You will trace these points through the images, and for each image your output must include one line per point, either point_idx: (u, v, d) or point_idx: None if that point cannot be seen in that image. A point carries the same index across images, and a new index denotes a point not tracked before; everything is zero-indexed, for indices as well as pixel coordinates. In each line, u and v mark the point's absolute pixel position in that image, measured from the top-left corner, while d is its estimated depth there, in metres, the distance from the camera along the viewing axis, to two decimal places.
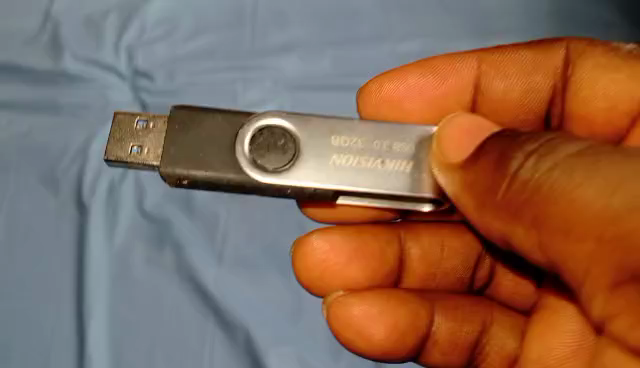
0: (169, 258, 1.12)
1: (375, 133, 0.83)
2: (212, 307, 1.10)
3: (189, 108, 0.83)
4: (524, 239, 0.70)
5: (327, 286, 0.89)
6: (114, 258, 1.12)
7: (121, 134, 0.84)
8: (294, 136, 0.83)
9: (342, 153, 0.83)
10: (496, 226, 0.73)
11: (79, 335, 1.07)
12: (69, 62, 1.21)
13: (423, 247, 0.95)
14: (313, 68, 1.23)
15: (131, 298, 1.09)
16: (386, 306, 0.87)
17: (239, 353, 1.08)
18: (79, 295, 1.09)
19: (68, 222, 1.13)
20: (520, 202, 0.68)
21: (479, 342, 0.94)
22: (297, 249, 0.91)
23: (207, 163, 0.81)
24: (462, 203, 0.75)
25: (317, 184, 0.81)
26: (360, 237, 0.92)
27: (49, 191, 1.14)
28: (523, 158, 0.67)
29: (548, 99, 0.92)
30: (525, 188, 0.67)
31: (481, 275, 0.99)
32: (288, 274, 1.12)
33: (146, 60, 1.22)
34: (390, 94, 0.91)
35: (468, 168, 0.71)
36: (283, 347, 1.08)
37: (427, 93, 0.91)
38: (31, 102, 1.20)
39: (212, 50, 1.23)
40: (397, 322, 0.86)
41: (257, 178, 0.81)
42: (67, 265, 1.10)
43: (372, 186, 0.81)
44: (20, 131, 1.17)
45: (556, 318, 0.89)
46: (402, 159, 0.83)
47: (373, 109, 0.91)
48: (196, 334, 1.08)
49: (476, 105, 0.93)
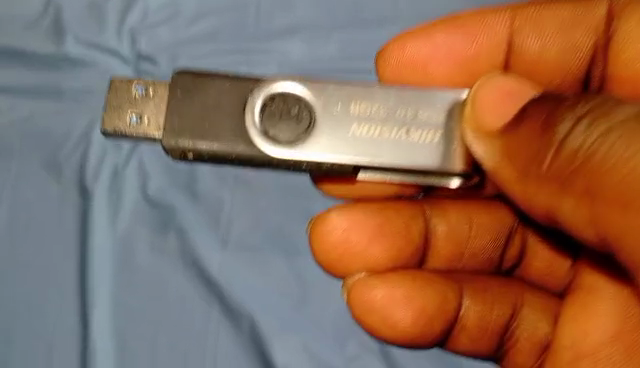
0: (173, 244, 1.08)
1: (398, 100, 0.76)
2: (217, 294, 1.06)
3: (193, 72, 0.75)
4: (572, 213, 0.66)
5: (347, 268, 0.83)
6: (116, 246, 1.07)
7: (117, 102, 0.75)
8: (308, 103, 0.76)
9: (363, 122, 0.76)
10: (538, 198, 0.69)
11: (82, 322, 1.04)
12: (71, 45, 1.15)
13: (450, 224, 0.88)
14: (319, 52, 1.16)
15: (133, 286, 1.05)
16: (411, 290, 0.81)
17: (245, 342, 1.05)
18: (81, 277, 1.06)
19: (71, 208, 1.08)
20: (569, 171, 0.64)
21: (509, 326, 0.88)
22: (315, 228, 0.84)
23: (214, 134, 0.73)
24: (499, 173, 0.70)
25: (336, 158, 0.75)
26: (382, 213, 0.84)
27: (52, 176, 1.09)
28: (573, 122, 0.62)
29: (588, 61, 0.84)
30: (575, 156, 0.62)
31: (510, 253, 0.92)
32: (295, 262, 1.08)
33: (149, 44, 1.15)
34: (414, 54, 0.84)
35: (510, 135, 0.67)
36: (289, 337, 1.05)
37: (456, 51, 0.84)
38: (32, 87, 1.14)
39: (216, 32, 1.16)
40: (425, 307, 0.81)
41: (268, 151, 0.74)
42: (69, 247, 1.06)
43: (396, 159, 0.75)
44: (20, 116, 1.12)
45: (590, 298, 0.83)
46: (429, 129, 0.76)
47: (397, 71, 0.84)
48: (201, 320, 1.05)
49: (509, 65, 0.86)
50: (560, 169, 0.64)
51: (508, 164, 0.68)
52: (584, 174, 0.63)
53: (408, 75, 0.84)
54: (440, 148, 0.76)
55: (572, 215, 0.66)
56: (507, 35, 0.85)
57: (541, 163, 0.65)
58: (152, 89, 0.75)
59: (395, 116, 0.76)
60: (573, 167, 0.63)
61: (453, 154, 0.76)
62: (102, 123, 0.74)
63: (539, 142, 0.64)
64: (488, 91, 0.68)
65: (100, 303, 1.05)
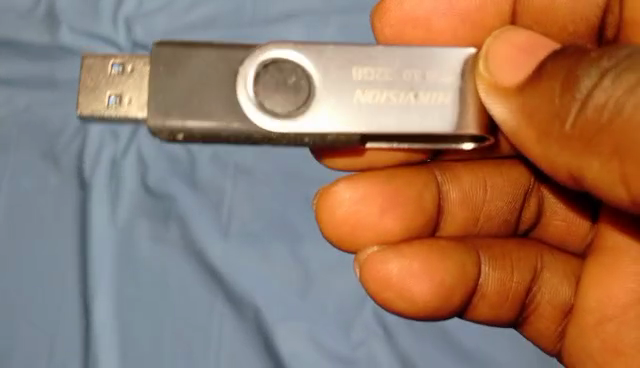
0: (175, 233, 1.18)
1: (403, 62, 0.71)
2: (218, 283, 1.15)
3: (177, 43, 0.69)
4: (601, 173, 0.65)
5: (358, 242, 0.79)
6: (120, 239, 1.17)
7: (93, 81, 0.69)
8: (306, 70, 0.70)
9: (367, 87, 0.71)
10: (561, 160, 0.68)
11: (85, 308, 1.14)
12: (65, 34, 1.25)
13: (464, 190, 0.83)
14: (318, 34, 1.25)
15: (137, 280, 1.15)
16: (429, 262, 0.76)
17: (248, 328, 1.14)
18: (83, 273, 1.15)
19: (70, 199, 1.19)
20: (594, 128, 0.63)
21: (530, 291, 0.85)
22: (322, 201, 0.79)
23: (205, 111, 0.68)
24: (520, 136, 0.71)
25: (341, 128, 0.70)
26: (392, 183, 0.79)
27: (50, 165, 1.20)
28: (597, 78, 0.62)
29: (602, 6, 0.79)
30: (601, 112, 0.62)
31: (528, 213, 0.88)
32: (297, 249, 1.17)
33: (145, 30, 1.25)
34: (413, 9, 0.81)
35: (529, 93, 0.67)
36: (296, 323, 1.14)
37: (458, 6, 0.81)
38: (31, 77, 1.24)
39: (214, 19, 1.26)
40: (444, 279, 0.76)
41: (267, 126, 0.69)
42: (70, 232, 1.17)
43: (405, 126, 0.70)
44: (19, 107, 1.23)
45: (613, 256, 0.79)
46: (438, 91, 0.71)
47: (396, 28, 0.81)
48: (203, 311, 1.14)
49: (517, 16, 0.82)
50: (584, 127, 0.63)
51: (528, 125, 0.69)
52: (609, 132, 0.62)
53: (409, 31, 0.81)
54: (452, 110, 0.71)
55: (599, 177, 0.65)
56: None
57: (562, 122, 0.65)
58: (130, 65, 0.69)
59: (401, 79, 0.71)
60: (598, 125, 0.62)
61: (466, 116, 0.71)
62: (78, 106, 0.69)
63: (559, 99, 0.64)
64: (502, 47, 0.69)
65: (102, 296, 1.14)
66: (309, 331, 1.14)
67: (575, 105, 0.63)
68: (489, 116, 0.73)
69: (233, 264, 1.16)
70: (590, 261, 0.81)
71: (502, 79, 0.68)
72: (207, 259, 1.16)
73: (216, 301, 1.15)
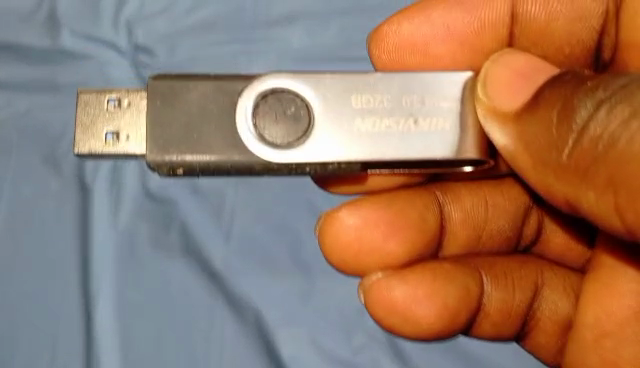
0: (176, 237, 1.13)
1: (401, 89, 0.72)
2: (221, 288, 1.11)
3: (174, 75, 0.69)
4: (596, 204, 0.66)
5: (362, 267, 0.79)
6: (119, 243, 1.12)
7: (89, 117, 0.69)
8: (305, 100, 0.71)
9: (366, 115, 0.71)
10: (558, 188, 0.70)
11: (86, 314, 1.10)
12: (66, 38, 1.19)
13: (465, 209, 0.84)
14: (320, 40, 1.21)
15: (138, 283, 1.11)
16: (433, 287, 0.78)
17: (250, 333, 1.10)
18: (84, 279, 1.11)
19: (69, 203, 1.13)
20: (590, 160, 0.64)
21: (531, 307, 0.85)
22: (324, 228, 0.80)
23: (205, 145, 0.69)
24: (518, 162, 0.72)
25: (340, 157, 0.71)
26: (393, 206, 0.80)
27: (52, 171, 1.15)
28: (593, 109, 0.64)
29: (598, 30, 0.83)
30: (596, 144, 0.64)
31: (528, 231, 0.88)
32: (299, 256, 1.13)
33: (146, 35, 1.20)
34: (411, 34, 0.83)
35: (527, 121, 0.69)
36: (297, 328, 1.10)
37: (455, 30, 0.83)
38: (30, 82, 1.19)
39: (214, 22, 1.20)
40: (448, 303, 0.78)
41: (268, 157, 0.70)
42: (69, 237, 1.12)
43: (404, 153, 0.71)
44: (19, 111, 1.17)
45: (609, 275, 0.80)
46: (437, 117, 0.71)
47: (394, 54, 0.83)
48: (206, 314, 1.10)
49: (514, 38, 0.84)
50: (580, 158, 0.65)
51: (525, 153, 0.70)
52: (605, 163, 0.63)
53: (408, 57, 0.83)
54: (451, 136, 0.71)
55: (596, 207, 0.66)
56: (508, 7, 0.83)
57: (559, 151, 0.67)
58: (126, 99, 0.70)
59: (400, 106, 0.71)
60: (593, 156, 0.64)
61: (464, 142, 0.72)
62: (76, 143, 0.69)
63: (557, 130, 0.66)
64: (501, 73, 0.71)
65: (104, 302, 1.10)
66: (310, 335, 1.10)
67: (572, 136, 0.65)
68: (487, 140, 0.73)
69: (235, 268, 1.12)
70: (589, 278, 0.81)
71: (501, 105, 0.69)
72: (207, 263, 1.12)
73: (217, 304, 1.11)
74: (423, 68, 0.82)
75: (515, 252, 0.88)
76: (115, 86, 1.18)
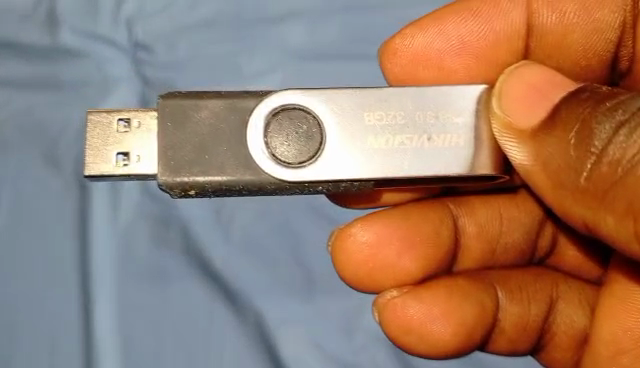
0: (175, 237, 1.10)
1: (415, 104, 0.69)
2: (222, 290, 1.08)
3: (185, 94, 0.68)
4: (615, 228, 0.66)
5: (377, 284, 0.80)
6: (120, 241, 1.10)
7: (99, 138, 0.68)
8: (316, 117, 0.69)
9: (379, 132, 0.69)
10: (575, 210, 0.69)
11: (86, 323, 1.07)
12: (66, 36, 1.17)
13: (479, 223, 0.85)
14: (321, 37, 1.19)
15: (136, 280, 1.09)
16: (449, 306, 0.79)
17: (252, 335, 1.07)
18: (84, 278, 1.09)
19: (70, 201, 1.11)
20: (609, 184, 0.64)
21: (546, 320, 0.86)
22: (338, 244, 0.80)
23: (216, 165, 0.67)
24: (534, 181, 0.71)
25: (354, 175, 0.69)
26: (408, 222, 0.80)
27: (51, 170, 1.12)
28: (611, 132, 0.63)
29: (615, 41, 0.84)
30: (615, 168, 0.63)
31: (543, 242, 0.88)
32: (301, 256, 1.10)
33: (146, 32, 1.18)
34: (424, 48, 0.84)
35: (544, 139, 0.68)
36: (299, 330, 1.07)
37: (468, 41, 0.83)
38: (29, 80, 1.16)
39: (213, 20, 1.18)
40: (464, 321, 0.79)
41: (280, 176, 0.68)
42: (69, 240, 1.10)
43: (419, 170, 0.69)
44: (19, 109, 1.15)
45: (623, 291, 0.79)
46: (452, 132, 0.69)
47: (407, 67, 0.84)
48: (205, 315, 1.08)
49: (530, 50, 0.84)
50: (598, 180, 0.64)
51: (542, 172, 0.69)
52: (624, 188, 0.63)
53: (421, 71, 0.84)
54: (466, 152, 0.69)
55: (615, 232, 0.66)
56: (524, 19, 0.84)
57: (577, 173, 0.66)
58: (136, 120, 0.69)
59: (414, 122, 0.69)
60: (612, 180, 0.63)
61: (479, 159, 0.70)
62: (86, 164, 0.67)
63: (575, 152, 0.65)
64: (516, 88, 0.69)
65: (105, 302, 1.08)
66: (313, 336, 1.07)
67: (590, 159, 0.64)
68: (504, 155, 0.71)
69: (236, 267, 1.09)
70: (605, 291, 0.81)
71: (518, 123, 0.68)
72: (207, 265, 1.09)
73: (218, 308, 1.08)
74: (438, 82, 0.83)
75: (529, 265, 0.89)
76: (116, 84, 1.16)
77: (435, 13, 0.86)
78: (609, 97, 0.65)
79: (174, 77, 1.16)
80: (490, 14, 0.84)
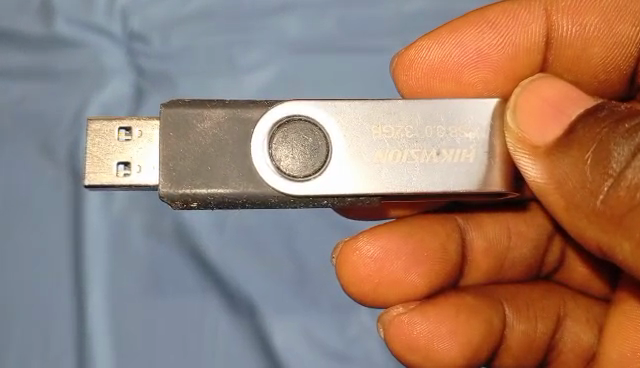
0: (169, 226, 1.17)
1: (425, 117, 0.67)
2: (215, 283, 1.15)
3: (188, 102, 0.65)
4: (631, 256, 0.65)
5: (384, 300, 0.79)
6: (111, 229, 1.17)
7: (99, 147, 0.66)
8: (323, 130, 0.66)
9: (387, 145, 0.66)
10: (590, 234, 0.68)
11: (79, 305, 1.15)
12: (60, 25, 1.23)
13: (487, 237, 0.84)
14: (316, 30, 1.24)
15: (129, 270, 1.15)
16: (457, 325, 0.79)
17: (244, 325, 1.15)
18: (76, 263, 1.16)
19: (63, 192, 1.18)
20: (626, 209, 0.63)
21: (553, 339, 0.86)
22: (344, 258, 0.79)
23: (219, 177, 0.65)
24: (548, 200, 0.70)
25: (361, 190, 0.66)
26: (415, 236, 0.80)
27: (45, 158, 1.19)
28: (630, 155, 0.62)
29: (636, 55, 0.82)
30: (633, 193, 0.62)
31: (551, 258, 0.89)
32: (298, 254, 1.16)
33: (141, 22, 1.23)
34: (440, 60, 0.82)
35: (560, 158, 0.66)
36: (289, 322, 1.14)
37: (488, 52, 0.82)
38: (26, 68, 1.22)
39: (209, 12, 1.23)
40: (471, 340, 0.79)
41: (285, 190, 0.66)
42: (63, 230, 1.17)
43: (428, 186, 0.66)
44: (14, 98, 1.21)
45: (625, 308, 0.79)
46: (463, 148, 0.66)
47: (422, 81, 0.83)
48: (198, 308, 1.15)
49: (548, 64, 0.83)
50: (615, 204, 0.63)
51: (556, 192, 0.68)
52: None
53: (437, 84, 0.83)
54: (478, 170, 0.67)
55: (632, 261, 0.65)
56: (543, 30, 0.82)
57: (593, 195, 0.65)
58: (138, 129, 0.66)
59: (424, 136, 0.66)
60: (629, 205, 0.63)
61: (490, 175, 0.67)
62: (86, 174, 0.65)
63: (591, 174, 0.64)
64: (531, 102, 0.67)
65: (96, 287, 1.15)
66: (305, 327, 1.14)
67: (607, 181, 0.63)
68: (515, 172, 0.68)
69: (229, 261, 1.15)
70: (614, 309, 0.80)
71: (532, 138, 0.66)
72: (202, 255, 1.16)
73: (213, 299, 1.15)
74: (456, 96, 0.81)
75: (536, 280, 0.90)
76: (111, 75, 1.22)
77: (451, 23, 0.84)
78: (628, 117, 0.64)
79: (170, 68, 1.22)
80: (509, 25, 0.82)
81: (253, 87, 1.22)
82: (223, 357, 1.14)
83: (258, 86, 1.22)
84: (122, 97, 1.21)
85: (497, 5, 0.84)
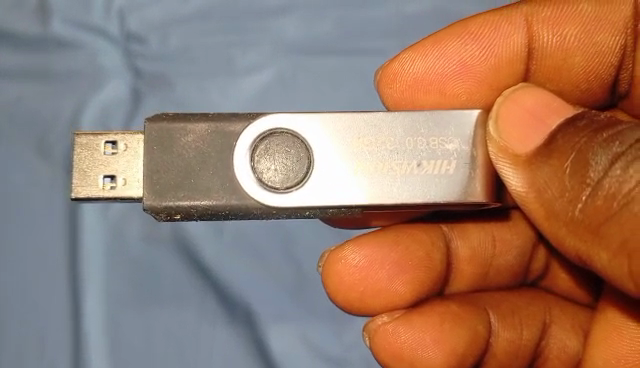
0: (166, 229, 1.17)
1: (406, 129, 0.67)
2: (210, 285, 1.17)
3: (172, 117, 0.66)
4: (608, 265, 0.65)
5: (370, 307, 0.82)
6: (108, 231, 1.18)
7: (86, 160, 0.67)
8: (305, 142, 0.67)
9: (369, 158, 0.67)
10: (568, 241, 0.68)
11: (75, 303, 1.16)
12: (57, 25, 1.24)
13: (472, 246, 0.88)
14: (314, 31, 1.25)
15: (125, 271, 1.16)
16: (441, 334, 0.81)
17: (239, 326, 1.16)
18: (72, 262, 1.17)
19: (59, 192, 1.20)
20: (604, 218, 0.63)
21: (539, 344, 0.90)
22: (330, 266, 0.82)
23: (202, 190, 0.66)
24: (529, 208, 0.71)
25: (342, 201, 0.67)
26: (400, 245, 0.83)
27: (43, 159, 1.21)
28: (608, 164, 0.62)
29: (616, 64, 0.84)
30: (611, 201, 0.62)
31: (535, 266, 0.93)
32: (295, 257, 1.17)
33: (138, 23, 1.24)
34: (424, 72, 0.83)
35: (540, 167, 0.67)
36: (284, 324, 1.15)
37: (472, 63, 0.82)
38: (23, 69, 1.23)
39: (207, 13, 1.24)
40: (455, 347, 0.80)
41: (267, 202, 0.67)
42: (60, 230, 1.18)
43: (408, 197, 0.66)
44: (12, 98, 1.22)
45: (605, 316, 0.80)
46: (443, 160, 0.67)
47: (407, 93, 0.84)
48: (194, 309, 1.16)
49: (530, 74, 0.84)
50: (592, 213, 0.64)
51: (536, 201, 0.68)
52: (620, 223, 0.62)
53: (422, 96, 0.83)
54: (459, 181, 0.67)
55: (608, 269, 0.65)
56: (525, 40, 0.82)
57: (572, 203, 0.65)
58: (124, 142, 0.67)
59: (405, 148, 0.67)
60: (607, 214, 0.63)
61: (472, 186, 0.67)
62: (72, 187, 0.67)
63: (570, 182, 0.65)
64: (512, 112, 0.68)
65: (93, 287, 1.16)
66: (300, 328, 1.15)
67: (585, 189, 0.64)
68: (496, 182, 0.69)
69: (222, 263, 1.16)
70: (599, 317, 0.81)
71: (514, 148, 0.66)
72: (198, 257, 1.17)
73: (209, 301, 1.16)
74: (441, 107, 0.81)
75: (522, 287, 0.94)
76: (108, 75, 1.24)
77: (434, 34, 0.85)
78: (605, 127, 0.65)
79: (165, 70, 1.23)
80: (491, 36, 0.83)
81: (250, 90, 1.23)
82: (219, 358, 1.15)
83: (255, 90, 1.23)
84: (119, 99, 1.23)
85: (479, 15, 0.85)
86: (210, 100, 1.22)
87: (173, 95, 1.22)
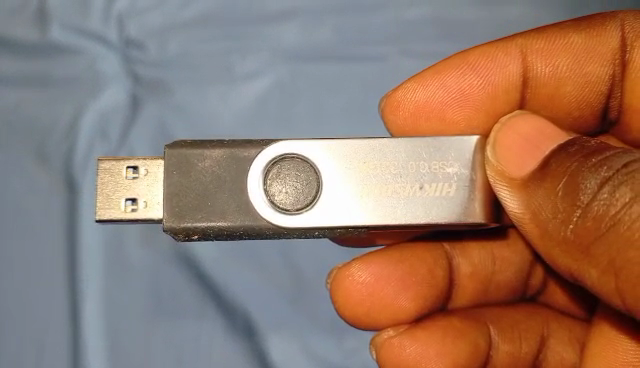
0: (166, 235, 1.21)
1: (409, 153, 0.72)
2: (210, 292, 1.20)
3: (190, 143, 0.71)
4: (599, 281, 0.69)
5: (376, 321, 0.87)
6: (107, 235, 1.22)
7: (109, 185, 0.71)
8: (314, 166, 0.72)
9: (374, 180, 0.71)
10: (561, 260, 0.72)
11: (72, 304, 1.20)
12: (56, 32, 1.29)
13: (472, 263, 0.93)
14: (311, 38, 1.31)
15: (125, 277, 1.21)
16: (444, 347, 0.85)
17: (238, 332, 1.20)
18: (71, 265, 1.21)
19: (59, 198, 1.24)
20: (593, 238, 0.66)
21: (537, 356, 0.94)
22: (337, 281, 0.87)
23: (218, 211, 0.70)
24: (526, 229, 0.75)
25: (349, 222, 0.71)
26: (404, 262, 0.88)
27: (44, 167, 1.25)
28: (597, 187, 0.65)
29: (606, 92, 0.89)
30: (599, 223, 0.65)
31: (534, 282, 0.98)
32: (296, 268, 1.21)
33: (137, 29, 1.29)
34: (425, 101, 0.89)
35: (534, 190, 0.71)
36: (283, 331, 1.19)
37: (471, 91, 0.88)
38: (23, 75, 1.28)
39: (207, 19, 1.30)
40: (457, 359, 0.85)
41: (278, 221, 0.71)
42: (59, 234, 1.22)
43: (411, 218, 0.71)
44: (12, 104, 1.27)
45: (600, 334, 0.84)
46: (444, 183, 0.71)
47: (409, 120, 0.89)
48: (195, 315, 1.20)
49: (525, 101, 0.90)
50: (583, 233, 0.67)
51: (531, 222, 0.73)
52: (609, 244, 0.65)
53: (423, 122, 0.89)
54: (459, 203, 0.71)
55: (599, 285, 0.69)
56: (520, 70, 0.88)
57: (564, 224, 0.69)
58: (145, 167, 0.72)
59: (408, 172, 0.71)
60: (595, 234, 0.66)
61: (472, 208, 0.71)
62: (95, 209, 0.71)
63: (562, 203, 0.68)
64: (509, 139, 0.72)
65: (92, 290, 1.20)
66: (298, 333, 1.19)
67: (576, 211, 0.67)
68: (493, 204, 0.73)
69: (223, 270, 1.20)
70: (596, 332, 0.85)
71: (511, 172, 0.71)
72: (198, 262, 1.21)
73: (210, 308, 1.20)
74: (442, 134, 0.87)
75: (521, 301, 0.99)
76: (107, 80, 1.28)
77: (434, 65, 0.91)
78: (596, 152, 0.68)
79: (164, 75, 1.28)
80: (488, 67, 0.88)
81: (251, 97, 1.28)
82: (219, 362, 1.19)
83: (254, 95, 1.28)
84: (117, 106, 1.28)
85: (476, 47, 0.90)
86: (211, 107, 1.27)
87: (173, 101, 1.27)
